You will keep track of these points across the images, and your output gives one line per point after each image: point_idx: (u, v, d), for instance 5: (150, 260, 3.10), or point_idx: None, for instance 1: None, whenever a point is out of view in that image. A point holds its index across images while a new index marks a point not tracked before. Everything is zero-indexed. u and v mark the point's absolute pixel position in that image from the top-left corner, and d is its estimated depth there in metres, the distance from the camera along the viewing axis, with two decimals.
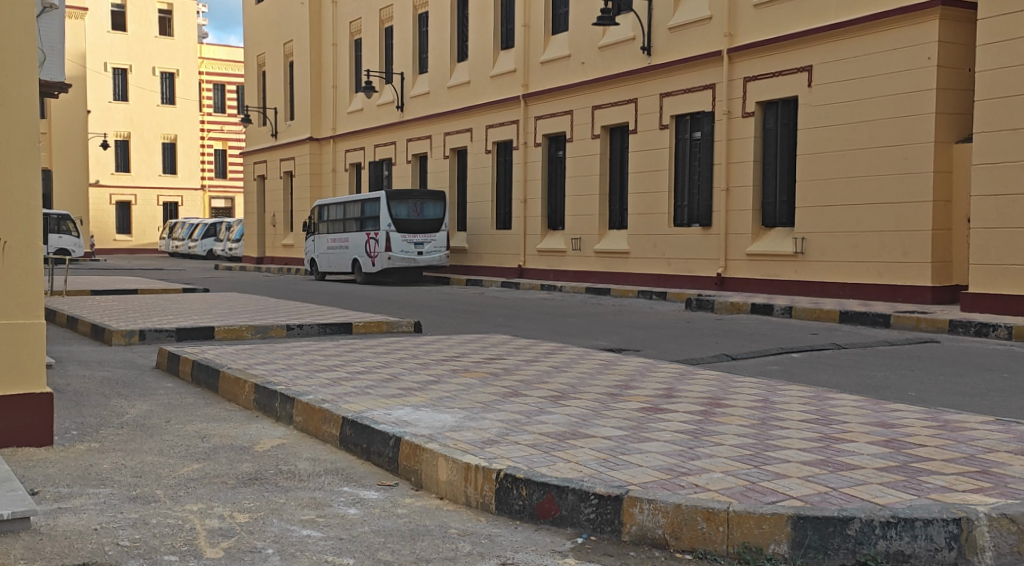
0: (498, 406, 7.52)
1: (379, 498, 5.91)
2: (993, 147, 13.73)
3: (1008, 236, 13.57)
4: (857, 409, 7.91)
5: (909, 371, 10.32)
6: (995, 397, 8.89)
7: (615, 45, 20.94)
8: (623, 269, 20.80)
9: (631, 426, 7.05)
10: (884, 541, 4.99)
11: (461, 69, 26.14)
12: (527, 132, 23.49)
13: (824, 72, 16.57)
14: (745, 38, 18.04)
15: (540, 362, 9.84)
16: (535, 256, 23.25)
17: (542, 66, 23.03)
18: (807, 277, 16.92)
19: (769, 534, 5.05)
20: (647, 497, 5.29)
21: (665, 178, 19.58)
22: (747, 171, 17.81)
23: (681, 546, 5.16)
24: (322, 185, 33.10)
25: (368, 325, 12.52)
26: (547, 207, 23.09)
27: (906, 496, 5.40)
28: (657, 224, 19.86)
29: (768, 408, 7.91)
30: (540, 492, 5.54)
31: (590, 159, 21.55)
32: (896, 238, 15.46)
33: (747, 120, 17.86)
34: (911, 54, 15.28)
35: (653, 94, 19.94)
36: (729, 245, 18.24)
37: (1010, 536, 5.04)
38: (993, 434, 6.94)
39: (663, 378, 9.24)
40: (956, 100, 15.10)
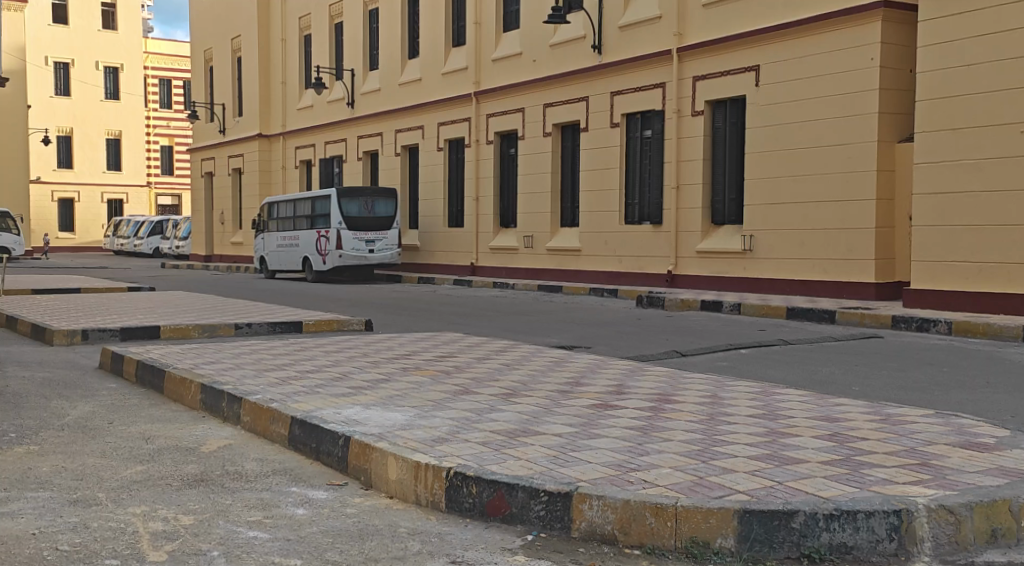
0: (449, 404, 7.55)
1: (327, 498, 5.92)
2: (934, 146, 13.98)
3: (949, 233, 13.84)
4: (803, 404, 8.05)
5: (853, 366, 10.50)
6: (936, 391, 9.09)
7: (567, 44, 21.02)
8: (574, 267, 20.93)
9: (580, 423, 7.12)
10: (828, 534, 5.10)
11: (412, 66, 26.08)
12: (479, 129, 23.50)
13: (771, 72, 16.77)
14: (694, 37, 18.20)
15: (492, 360, 9.89)
16: (487, 253, 23.28)
17: (493, 63, 23.04)
18: (755, 273, 17.13)
19: (716, 527, 5.13)
20: (596, 494, 5.35)
21: (616, 176, 19.70)
22: (696, 170, 17.98)
23: (629, 541, 5.23)
24: (271, 182, 32.86)
25: (318, 325, 12.47)
26: (499, 205, 23.13)
27: (849, 489, 5.52)
28: (608, 222, 19.98)
29: (716, 403, 8.02)
30: (490, 489, 5.59)
31: (542, 157, 21.62)
32: (841, 235, 15.70)
33: (697, 119, 18.02)
34: (855, 54, 15.52)
35: (604, 92, 20.05)
36: (679, 243, 18.41)
37: (948, 527, 5.18)
38: (934, 427, 7.09)
39: (613, 375, 9.32)
40: (898, 99, 15.38)
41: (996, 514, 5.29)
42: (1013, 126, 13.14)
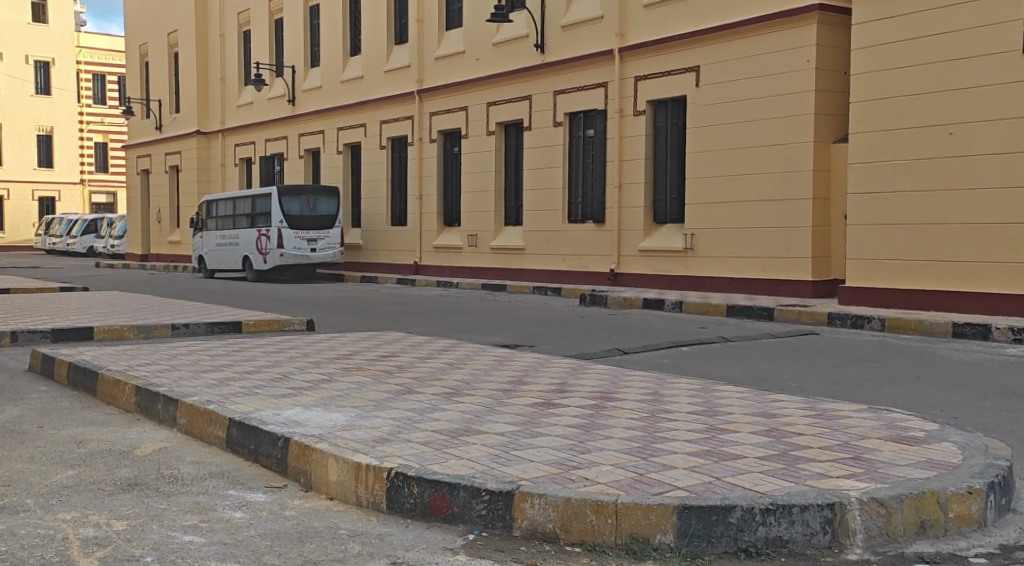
0: (390, 404, 7.57)
1: (266, 501, 5.91)
2: (868, 146, 14.25)
3: (883, 231, 14.12)
4: (741, 400, 8.19)
5: (791, 362, 10.69)
6: (869, 386, 9.30)
7: (509, 43, 21.08)
8: (518, 265, 21.00)
9: (522, 422, 7.17)
10: (764, 528, 5.21)
11: (354, 63, 25.99)
12: (422, 127, 23.47)
13: (711, 72, 16.98)
14: (636, 37, 18.33)
15: (434, 359, 9.91)
16: (431, 252, 23.27)
17: (436, 61, 23.03)
18: (695, 272, 17.33)
19: (655, 524, 5.21)
20: (537, 492, 5.40)
21: (560, 174, 19.79)
22: (638, 169, 18.15)
23: (570, 539, 5.29)
24: (210, 180, 32.52)
25: (258, 325, 12.40)
26: (443, 204, 23.12)
27: (784, 483, 5.63)
28: (551, 222, 20.09)
29: (656, 400, 8.13)
30: (431, 489, 5.62)
31: (485, 156, 21.67)
32: (780, 234, 15.95)
33: (638, 118, 18.19)
34: (792, 56, 15.78)
35: (547, 91, 20.15)
36: (621, 241, 18.56)
37: (879, 519, 5.31)
38: (867, 422, 7.25)
39: (554, 373, 9.39)
40: (833, 101, 15.67)
41: (925, 507, 5.43)
42: (943, 128, 13.44)
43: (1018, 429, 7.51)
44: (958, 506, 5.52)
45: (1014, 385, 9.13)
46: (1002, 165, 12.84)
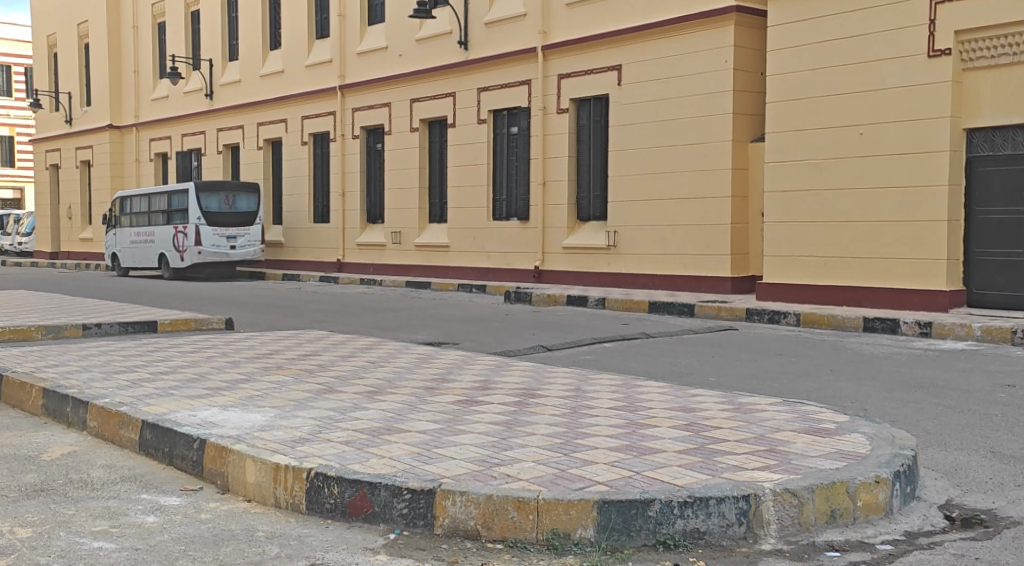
0: (311, 403, 7.54)
1: (180, 504, 5.87)
2: (783, 146, 14.56)
3: (798, 229, 14.44)
4: (661, 395, 8.32)
5: (710, 358, 10.89)
6: (784, 380, 9.52)
7: (432, 39, 21.07)
8: (441, 262, 21.01)
9: (445, 419, 7.21)
10: (682, 520, 5.31)
11: (274, 58, 25.74)
12: (344, 124, 23.33)
13: (632, 72, 17.18)
14: (558, 36, 18.46)
15: (356, 357, 9.88)
16: (354, 250, 23.14)
17: (358, 57, 22.93)
18: (618, 269, 17.52)
19: (576, 519, 5.28)
20: (459, 490, 5.44)
21: (484, 172, 19.83)
22: (561, 167, 18.27)
23: (492, 536, 5.34)
24: (124, 175, 31.91)
25: (174, 324, 12.25)
26: (366, 201, 22.99)
27: (702, 476, 5.75)
28: (475, 219, 20.14)
29: (578, 396, 8.23)
30: (351, 489, 5.62)
31: (408, 153, 21.61)
32: (699, 231, 16.20)
33: (562, 116, 18.32)
34: (710, 56, 16.05)
35: (470, 88, 20.19)
36: (545, 239, 18.68)
37: (792, 509, 5.46)
38: (781, 415, 7.44)
39: (477, 370, 9.45)
40: (750, 101, 15.97)
41: (835, 497, 5.59)
42: (854, 129, 13.77)
43: (923, 419, 7.75)
44: (866, 495, 5.69)
45: (921, 377, 9.42)
46: (910, 165, 13.20)
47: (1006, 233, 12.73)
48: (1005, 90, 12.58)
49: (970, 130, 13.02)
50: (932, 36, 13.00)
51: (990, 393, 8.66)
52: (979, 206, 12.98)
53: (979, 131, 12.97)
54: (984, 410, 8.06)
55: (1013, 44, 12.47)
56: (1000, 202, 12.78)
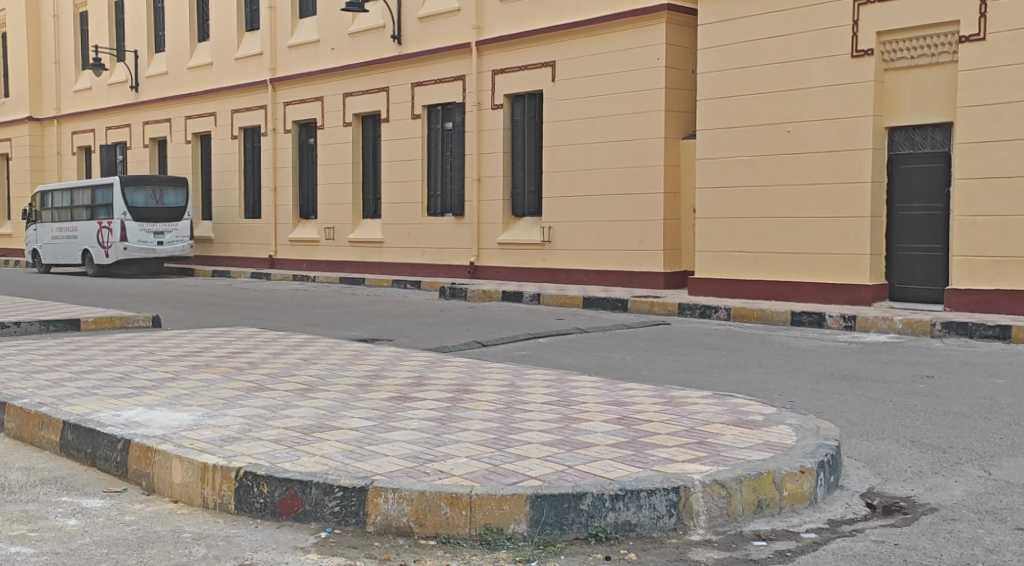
0: (240, 402, 7.47)
1: (103, 506, 5.79)
2: (714, 143, 14.74)
3: (729, 225, 14.64)
4: (594, 389, 8.40)
5: (643, 352, 11.00)
6: (715, 373, 9.66)
7: (365, 33, 20.95)
8: (376, 258, 20.91)
9: (378, 416, 7.20)
10: (613, 513, 5.36)
11: (202, 50, 25.41)
12: (275, 117, 23.10)
13: (566, 68, 17.26)
14: (492, 31, 18.47)
15: (288, 354, 9.80)
16: (286, 246, 22.94)
17: (289, 50, 22.72)
18: (553, 264, 17.60)
19: (509, 514, 5.30)
20: (391, 486, 5.44)
21: (418, 167, 19.77)
22: (496, 163, 18.29)
23: (425, 532, 5.34)
24: (45, 169, 31.21)
25: (99, 321, 12.05)
26: (298, 196, 22.78)
27: (633, 469, 5.82)
28: (410, 214, 20.08)
29: (513, 391, 8.27)
30: (281, 488, 5.59)
31: (341, 148, 21.45)
32: (633, 226, 16.35)
33: (496, 112, 18.33)
34: (642, 54, 16.21)
35: (403, 83, 20.12)
36: (480, 235, 18.69)
37: (720, 500, 5.56)
38: (711, 407, 7.55)
39: (411, 367, 9.44)
40: (681, 98, 16.17)
41: (761, 487, 5.69)
42: (782, 126, 13.97)
43: (846, 410, 7.93)
44: (791, 485, 5.80)
45: (845, 369, 9.63)
46: (837, 163, 13.44)
47: (926, 229, 13.03)
48: (924, 90, 12.87)
49: (891, 128, 13.28)
50: (855, 37, 13.26)
51: (911, 384, 8.88)
52: (901, 204, 13.25)
53: (900, 130, 13.25)
54: (904, 400, 8.26)
55: (933, 45, 12.76)
56: (920, 199, 13.07)
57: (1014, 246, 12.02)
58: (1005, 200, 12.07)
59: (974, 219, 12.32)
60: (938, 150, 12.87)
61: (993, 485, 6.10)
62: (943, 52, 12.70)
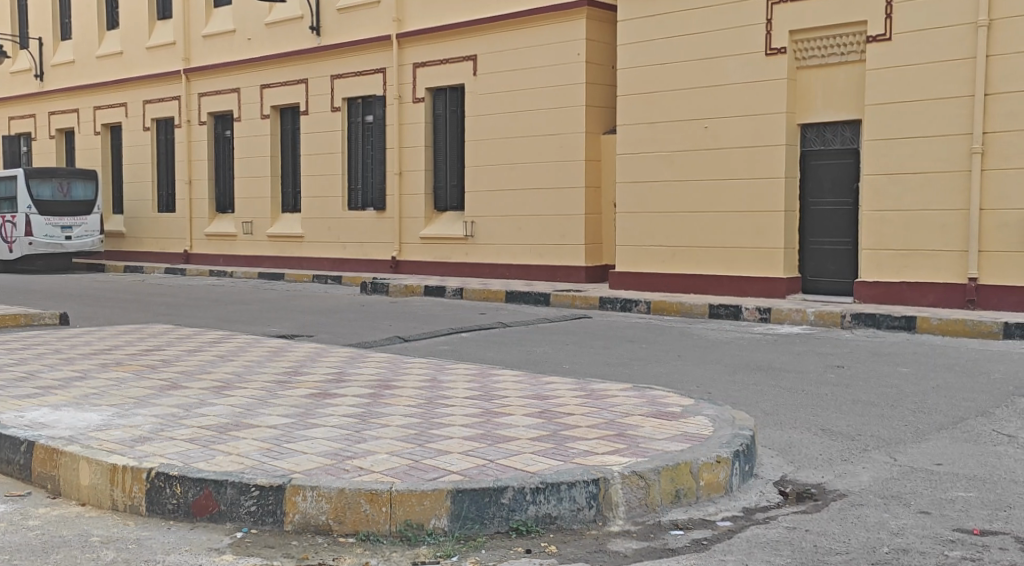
0: (152, 401, 7.31)
1: (6, 511, 5.62)
2: (635, 138, 14.84)
3: (647, 219, 14.76)
4: (516, 383, 8.40)
5: (564, 346, 11.03)
6: (635, 365, 9.74)
7: (282, 24, 20.68)
8: (295, 253, 20.67)
9: (297, 413, 7.11)
10: (534, 506, 5.36)
11: (112, 39, 24.84)
12: (189, 108, 22.67)
13: (487, 63, 17.24)
14: (412, 24, 18.34)
15: (203, 351, 9.63)
16: (202, 240, 22.55)
17: (203, 40, 22.34)
18: (475, 259, 17.58)
19: (429, 509, 5.26)
20: (309, 485, 5.36)
21: (338, 161, 19.56)
22: (418, 157, 18.20)
23: (344, 530, 5.28)
24: None
25: (3, 320, 11.70)
26: (215, 190, 22.39)
27: (553, 462, 5.83)
28: (330, 209, 19.88)
29: (435, 386, 8.23)
30: (195, 488, 5.48)
31: (259, 141, 21.13)
32: (554, 221, 16.41)
33: (417, 106, 18.22)
34: (563, 48, 16.28)
35: (322, 75, 19.90)
36: (402, 229, 18.58)
37: (639, 491, 5.59)
38: (631, 399, 7.60)
39: (332, 362, 9.35)
40: (601, 94, 16.30)
41: (679, 477, 5.75)
42: (699, 122, 14.12)
43: (761, 400, 8.05)
44: (708, 475, 5.87)
45: (760, 360, 9.79)
46: (752, 158, 13.64)
47: (838, 223, 13.32)
48: (835, 89, 13.14)
49: (803, 125, 13.54)
50: (769, 35, 13.46)
51: (823, 373, 9.07)
52: (813, 198, 13.52)
53: (811, 126, 13.51)
54: (816, 389, 8.41)
55: (842, 44, 13.01)
56: (831, 193, 13.36)
57: (921, 239, 12.34)
58: (911, 195, 12.37)
59: (882, 213, 12.61)
60: (848, 146, 13.16)
61: (899, 471, 6.24)
62: (852, 51, 12.96)
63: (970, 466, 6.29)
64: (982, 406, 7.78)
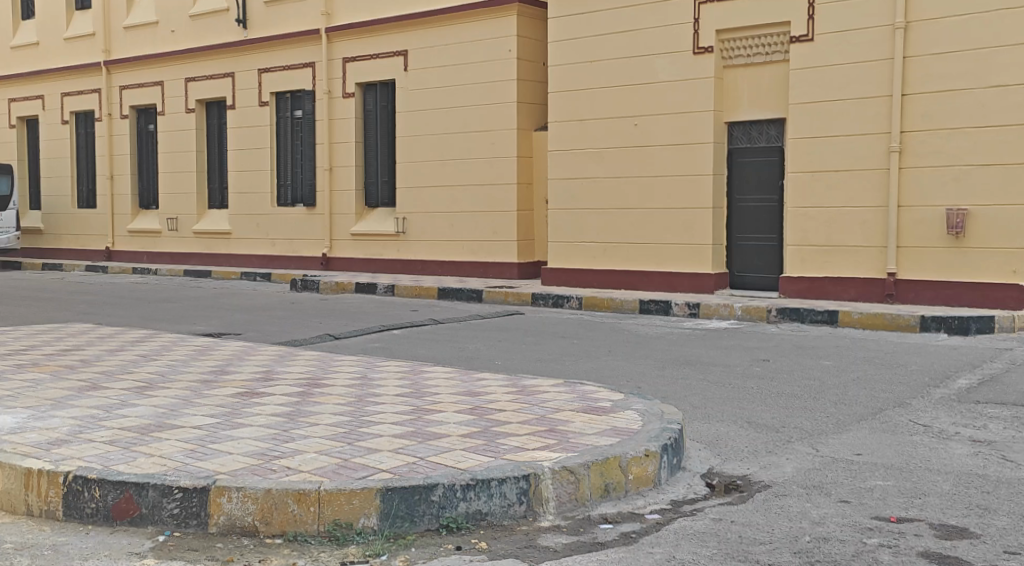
0: (71, 402, 7.13)
1: None
2: (566, 134, 14.85)
3: (578, 216, 14.79)
4: (448, 380, 8.36)
5: (497, 342, 11.00)
6: (566, 361, 9.75)
7: (208, 16, 20.35)
8: (223, 250, 20.35)
9: (222, 412, 6.98)
10: (464, 503, 5.32)
11: (27, 29, 24.20)
12: (110, 101, 22.18)
13: (417, 58, 17.15)
14: (341, 18, 18.17)
15: (125, 351, 9.42)
16: (125, 237, 22.11)
17: (124, 31, 21.92)
18: (406, 256, 17.47)
19: (359, 508, 5.20)
20: (234, 486, 5.26)
21: (267, 156, 19.30)
22: (348, 152, 18.03)
23: (271, 531, 5.19)
24: None
25: None
26: (138, 185, 21.95)
27: (484, 458, 5.80)
28: (258, 205, 19.61)
29: (365, 384, 8.15)
30: (115, 492, 5.34)
31: (185, 135, 20.76)
32: (487, 217, 16.38)
33: (348, 101, 18.04)
34: (493, 45, 16.26)
35: (249, 69, 19.62)
36: (333, 225, 18.40)
37: (569, 486, 5.59)
38: (562, 395, 7.60)
39: (259, 361, 9.21)
40: (532, 90, 16.31)
41: (608, 471, 5.75)
42: (629, 119, 14.20)
43: (689, 394, 8.11)
44: (636, 468, 5.89)
45: (689, 354, 9.86)
46: (680, 156, 13.75)
47: (764, 219, 13.48)
48: (760, 88, 13.29)
49: (730, 123, 13.66)
50: (697, 34, 13.56)
51: (748, 367, 9.17)
52: (740, 195, 13.65)
53: (738, 124, 13.63)
54: (743, 383, 8.50)
55: (767, 44, 13.18)
56: (757, 191, 13.51)
57: (844, 235, 12.53)
58: (835, 192, 12.55)
59: (807, 210, 12.78)
60: (773, 144, 13.32)
61: (820, 461, 6.33)
62: (776, 51, 13.14)
63: (888, 456, 6.40)
64: (900, 397, 7.92)
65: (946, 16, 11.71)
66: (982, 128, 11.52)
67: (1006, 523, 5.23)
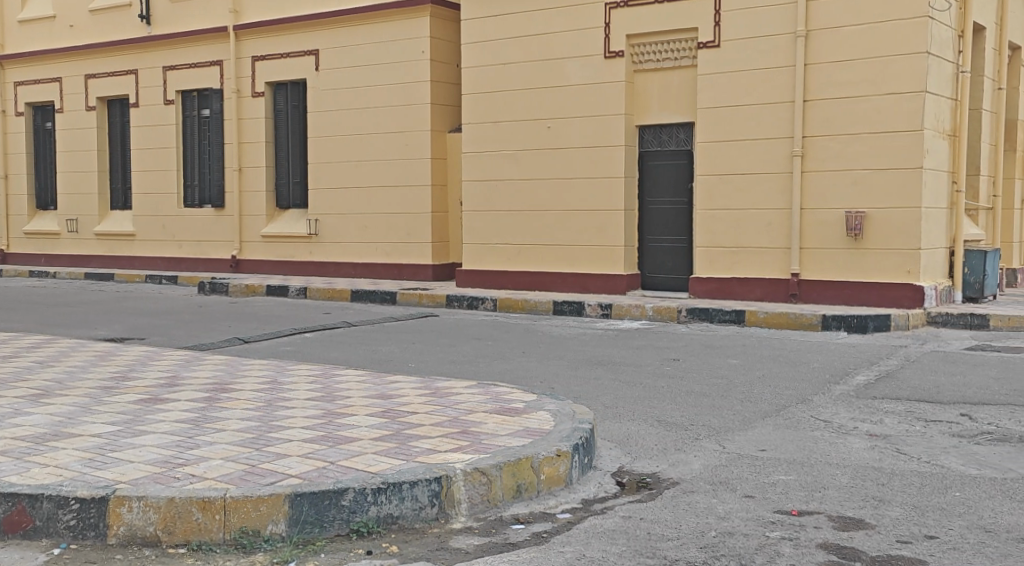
0: None
1: None
2: (479, 136, 14.81)
3: (491, 217, 14.77)
4: (359, 383, 8.27)
5: (411, 344, 10.91)
6: (480, 362, 9.72)
7: (110, 12, 19.85)
8: (126, 252, 19.88)
9: (124, 420, 6.79)
10: (375, 507, 5.24)
11: None
12: (5, 98, 21.47)
13: (328, 57, 16.96)
14: (250, 16, 17.87)
15: (20, 357, 9.12)
16: (22, 239, 21.45)
17: (20, 26, 21.25)
18: (319, 258, 17.27)
19: (266, 515, 5.08)
20: (135, 495, 5.10)
21: (175, 157, 18.90)
22: (258, 153, 17.73)
23: (174, 540, 5.03)
24: None
25: None
26: (35, 186, 21.30)
27: (396, 461, 5.72)
28: (165, 207, 19.20)
29: (274, 388, 8.01)
30: (7, 504, 5.15)
31: (86, 135, 20.21)
32: (401, 219, 16.28)
33: (257, 100, 17.74)
34: (406, 45, 16.17)
35: (154, 67, 19.18)
36: (243, 227, 18.09)
37: (480, 487, 5.55)
38: (475, 396, 7.56)
39: (163, 366, 9.00)
40: (445, 92, 16.25)
41: (520, 471, 5.73)
42: (542, 122, 14.22)
43: (601, 394, 8.13)
44: (548, 468, 5.87)
45: (602, 354, 9.91)
46: (592, 158, 13.83)
47: (674, 221, 13.62)
48: (669, 92, 13.43)
49: (641, 127, 13.77)
50: (608, 39, 13.64)
51: (659, 366, 9.24)
52: (651, 197, 13.77)
53: (649, 128, 13.74)
54: (653, 382, 8.56)
55: (675, 50, 13.31)
56: (668, 194, 13.64)
57: (752, 236, 12.71)
58: (743, 193, 12.72)
59: (717, 212, 12.93)
60: (682, 147, 13.47)
61: (727, 458, 6.39)
62: (684, 57, 13.28)
63: (790, 451, 6.49)
64: (803, 394, 8.07)
65: (844, 24, 11.97)
66: (881, 133, 11.81)
67: (900, 513, 5.34)
